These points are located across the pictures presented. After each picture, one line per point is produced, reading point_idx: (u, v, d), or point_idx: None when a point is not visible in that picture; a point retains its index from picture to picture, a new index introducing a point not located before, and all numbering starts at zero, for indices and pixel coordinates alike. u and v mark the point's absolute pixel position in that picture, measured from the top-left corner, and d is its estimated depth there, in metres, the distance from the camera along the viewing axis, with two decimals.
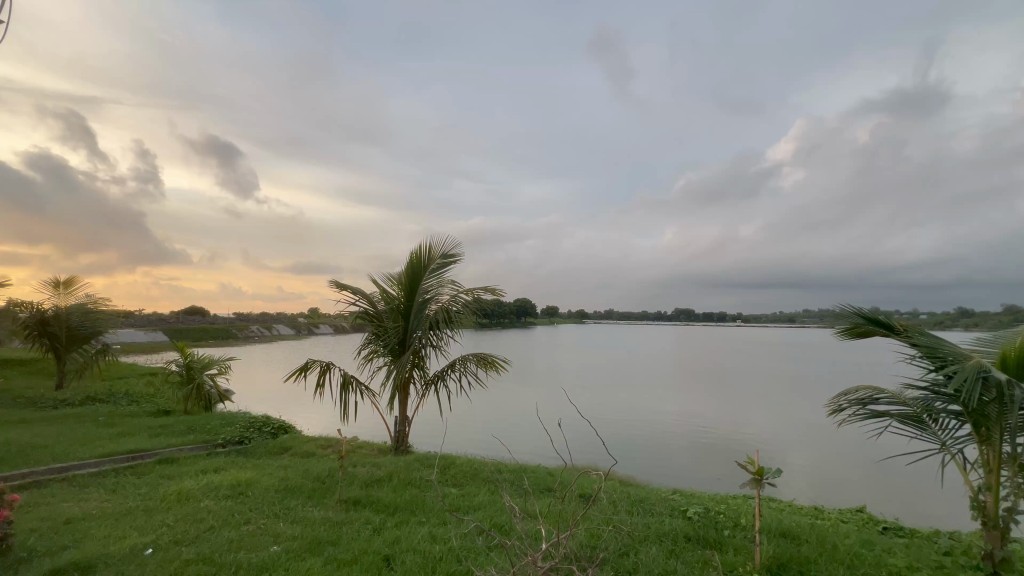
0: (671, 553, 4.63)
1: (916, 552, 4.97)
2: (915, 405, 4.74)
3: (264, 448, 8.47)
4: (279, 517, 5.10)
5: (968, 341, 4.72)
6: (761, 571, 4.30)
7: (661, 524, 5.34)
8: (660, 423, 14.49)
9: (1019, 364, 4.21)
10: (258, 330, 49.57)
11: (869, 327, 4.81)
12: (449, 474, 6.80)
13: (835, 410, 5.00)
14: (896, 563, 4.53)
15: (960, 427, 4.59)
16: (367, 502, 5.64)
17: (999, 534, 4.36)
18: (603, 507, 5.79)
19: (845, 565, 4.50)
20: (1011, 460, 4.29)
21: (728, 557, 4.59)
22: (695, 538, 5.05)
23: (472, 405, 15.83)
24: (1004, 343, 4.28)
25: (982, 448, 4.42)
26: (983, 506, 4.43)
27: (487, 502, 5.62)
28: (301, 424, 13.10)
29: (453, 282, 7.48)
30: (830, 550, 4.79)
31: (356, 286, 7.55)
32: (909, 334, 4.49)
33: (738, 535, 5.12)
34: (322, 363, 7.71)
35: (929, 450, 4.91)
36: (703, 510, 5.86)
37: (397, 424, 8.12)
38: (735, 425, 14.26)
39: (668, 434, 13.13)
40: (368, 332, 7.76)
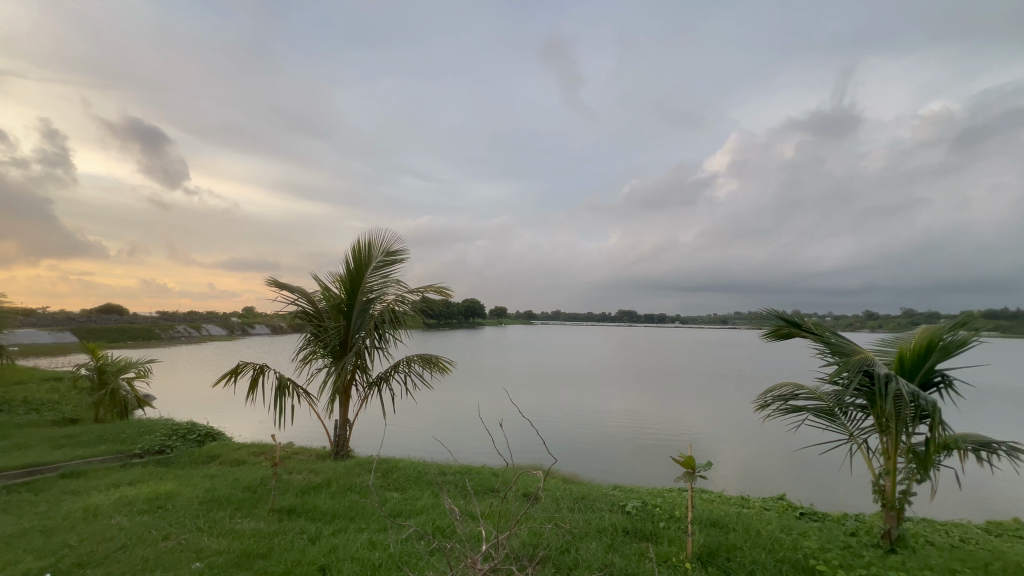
0: (610, 547, 4.77)
1: (828, 534, 5.43)
2: (828, 399, 5.16)
3: (189, 458, 7.86)
4: (204, 530, 4.75)
5: (872, 341, 5.23)
6: (692, 560, 4.52)
7: (601, 520, 5.48)
8: (602, 420, 14.93)
9: (914, 361, 4.71)
10: (184, 330, 46.00)
11: (789, 327, 5.21)
12: (391, 478, 6.63)
13: (760, 406, 5.36)
14: (810, 545, 4.92)
15: (865, 419, 5.07)
16: (303, 511, 5.36)
17: (895, 514, 4.86)
18: (545, 505, 5.88)
19: (766, 549, 4.83)
20: (906, 447, 4.78)
21: (662, 548, 4.80)
22: (632, 531, 5.24)
23: (417, 407, 15.54)
24: (902, 343, 4.78)
25: (882, 437, 4.89)
26: (882, 489, 4.91)
27: (429, 505, 5.53)
28: (232, 430, 12.30)
29: (398, 281, 7.28)
30: (754, 537, 5.12)
31: (294, 285, 7.18)
32: (818, 334, 4.97)
33: (672, 526, 5.37)
34: (255, 365, 7.25)
35: (840, 440, 5.37)
36: (641, 504, 6.09)
37: (338, 428, 7.81)
38: (672, 422, 14.97)
39: (610, 432, 13.55)
40: (307, 333, 7.42)
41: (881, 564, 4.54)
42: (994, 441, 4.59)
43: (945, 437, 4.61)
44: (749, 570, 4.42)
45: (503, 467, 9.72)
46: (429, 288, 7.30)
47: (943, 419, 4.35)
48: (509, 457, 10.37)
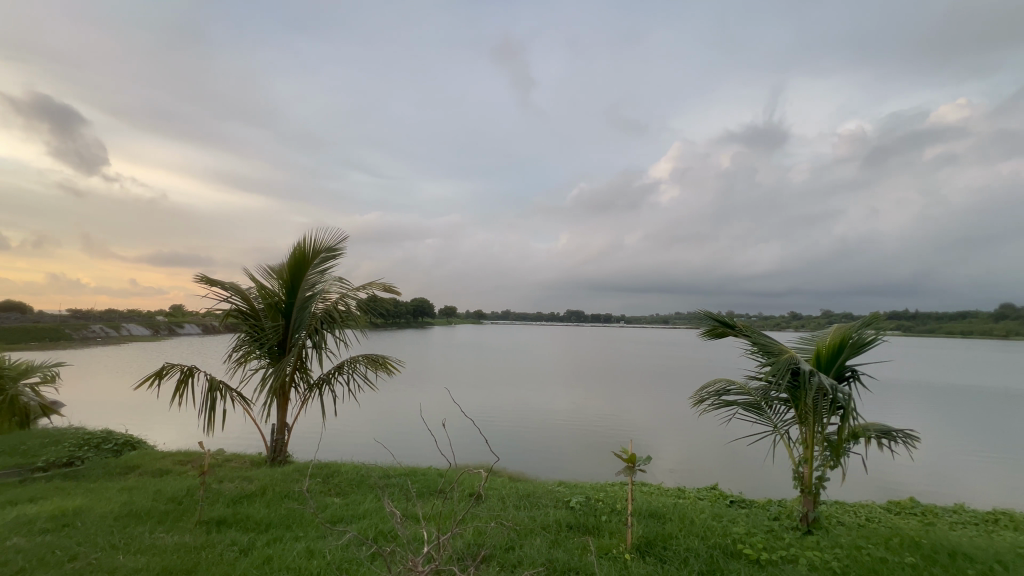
0: (554, 543, 4.87)
1: (754, 519, 5.82)
2: (755, 393, 5.54)
3: (103, 469, 7.17)
4: (119, 548, 4.35)
5: (795, 340, 5.66)
6: (632, 550, 4.70)
7: (547, 517, 5.56)
8: (549, 419, 15.16)
9: (829, 357, 5.15)
10: (101, 330, 41.95)
11: (723, 327, 5.54)
12: (331, 483, 6.39)
13: (697, 401, 5.70)
14: (738, 531, 5.25)
15: (787, 411, 5.47)
16: (234, 522, 5.06)
17: (812, 498, 5.29)
18: (491, 504, 5.90)
19: (699, 536, 5.11)
20: (821, 436, 5.22)
21: (603, 540, 4.95)
22: (576, 526, 5.37)
23: (361, 409, 15.06)
24: (819, 341, 5.21)
25: (801, 428, 5.31)
26: (801, 476, 5.34)
27: (372, 510, 5.39)
28: (154, 437, 11.35)
29: (340, 279, 7.00)
30: (688, 526, 5.40)
31: (228, 281, 6.73)
32: (748, 334, 5.33)
33: (614, 519, 5.55)
34: (182, 367, 6.73)
35: (765, 432, 5.77)
36: (585, 499, 6.25)
37: (275, 433, 7.43)
38: (616, 419, 15.47)
39: (557, 429, 13.80)
40: (241, 333, 6.99)
41: (799, 544, 4.93)
42: (894, 430, 5.11)
43: (854, 427, 5.07)
44: (683, 557, 4.66)
45: (449, 467, 9.64)
46: (374, 285, 7.06)
47: (852, 410, 4.78)
48: (455, 457, 10.30)
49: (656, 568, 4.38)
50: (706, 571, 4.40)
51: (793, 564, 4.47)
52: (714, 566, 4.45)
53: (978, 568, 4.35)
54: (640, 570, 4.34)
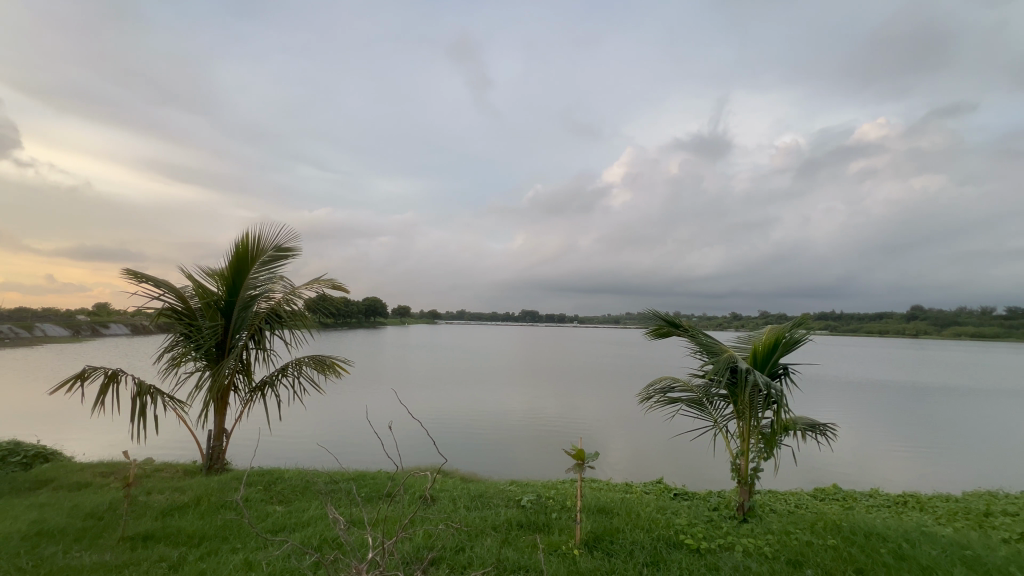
0: (504, 542, 4.89)
1: (695, 511, 6.10)
2: (697, 390, 5.82)
3: (9, 485, 6.47)
4: (25, 572, 3.93)
5: (733, 339, 5.99)
6: (580, 545, 4.80)
7: (497, 516, 5.58)
8: (502, 418, 15.19)
9: (764, 354, 5.47)
10: (9, 330, 37.84)
11: (668, 327, 5.78)
12: (273, 491, 6.09)
13: (643, 398, 5.93)
14: (680, 522, 5.48)
15: (726, 407, 5.77)
16: (162, 536, 4.71)
17: (747, 488, 5.60)
18: (441, 506, 5.84)
19: (643, 529, 5.30)
20: (756, 430, 5.53)
21: (553, 537, 5.02)
22: (526, 524, 5.41)
23: (307, 413, 14.46)
24: (755, 339, 5.53)
25: (738, 422, 5.61)
26: (738, 467, 5.64)
27: (316, 517, 5.19)
28: (72, 448, 10.38)
29: (285, 277, 6.67)
30: (634, 519, 5.59)
31: (160, 278, 6.27)
32: (691, 332, 5.59)
33: (563, 516, 5.65)
34: (106, 370, 6.20)
35: (707, 426, 6.05)
36: (535, 497, 6.31)
37: (212, 439, 6.99)
38: (568, 417, 15.74)
39: (510, 429, 13.87)
40: (175, 333, 6.54)
41: (735, 532, 5.22)
42: (819, 423, 5.51)
43: (784, 421, 5.42)
44: (629, 550, 4.81)
45: (398, 470, 9.45)
46: (321, 283, 6.78)
47: (783, 405, 5.12)
48: (403, 460, 10.13)
49: (603, 563, 4.49)
50: (650, 562, 4.56)
51: (730, 551, 4.72)
52: (657, 557, 4.62)
53: (889, 546, 4.77)
54: (588, 564, 4.44)
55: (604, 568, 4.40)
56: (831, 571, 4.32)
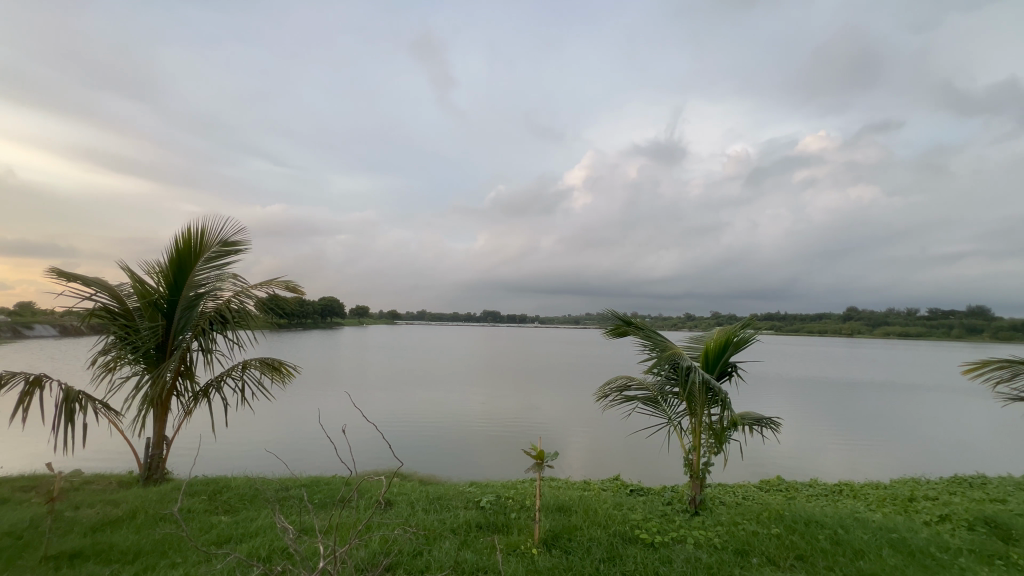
0: (462, 544, 4.84)
1: (650, 506, 6.28)
2: (652, 388, 5.99)
3: None
4: None
5: (685, 339, 6.20)
6: (539, 544, 4.83)
7: (456, 518, 5.53)
8: (462, 420, 15.07)
9: (716, 353, 5.69)
10: None
11: (624, 327, 5.92)
12: (218, 501, 5.77)
13: (601, 397, 6.07)
14: (636, 517, 5.62)
15: (679, 404, 5.95)
16: (91, 554, 4.36)
17: (699, 482, 5.82)
18: (399, 510, 5.74)
19: (601, 526, 5.39)
20: (707, 426, 5.73)
21: (511, 537, 5.02)
22: (485, 525, 5.39)
23: (256, 418, 13.80)
24: (707, 339, 5.74)
25: (690, 418, 5.80)
26: (691, 462, 5.84)
27: (265, 526, 4.96)
28: None
29: (236, 276, 6.29)
30: (592, 516, 5.68)
31: (92, 276, 5.80)
32: (645, 332, 5.76)
33: (523, 516, 5.66)
34: (27, 375, 5.66)
35: (662, 423, 6.23)
36: (495, 498, 6.29)
37: (150, 448, 6.54)
38: (528, 417, 15.81)
39: (470, 430, 13.77)
40: (109, 335, 6.07)
41: (688, 525, 5.41)
42: (764, 417, 5.79)
43: (733, 416, 5.64)
44: (586, 547, 4.87)
45: (353, 475, 9.19)
46: (275, 283, 6.45)
47: (729, 401, 5.33)
48: (358, 465, 9.85)
49: (560, 560, 4.54)
50: (606, 557, 4.64)
51: (682, 544, 4.89)
52: (613, 553, 4.72)
53: (826, 532, 5.09)
54: (546, 563, 4.47)
55: (562, 566, 4.44)
56: (774, 559, 4.56)
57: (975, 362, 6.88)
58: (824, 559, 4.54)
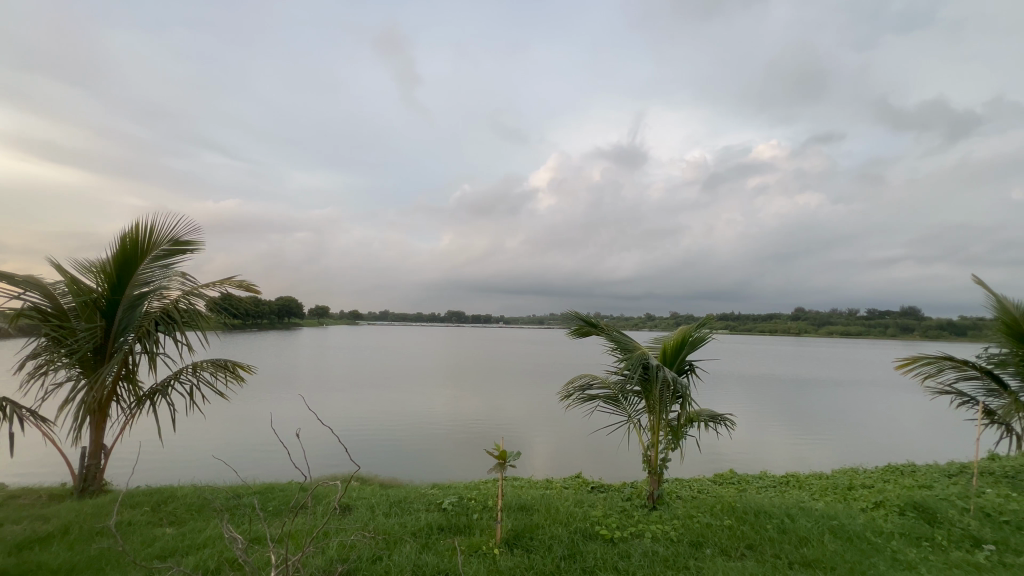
0: (423, 547, 4.80)
1: (611, 502, 6.41)
2: (613, 387, 6.12)
3: None
4: None
5: (645, 339, 6.36)
6: (500, 544, 4.84)
7: (417, 521, 5.45)
8: (426, 421, 14.91)
9: (673, 352, 5.89)
10: None
11: (588, 327, 6.02)
12: (162, 512, 5.45)
13: (564, 396, 6.14)
14: (596, 514, 5.73)
15: (639, 402, 6.10)
16: (16, 574, 4.02)
17: (657, 477, 5.98)
18: (359, 514, 5.62)
19: (562, 524, 5.45)
20: (665, 423, 5.91)
21: (473, 538, 5.01)
22: (447, 526, 5.35)
23: (206, 424, 13.14)
24: (666, 338, 5.93)
25: (650, 416, 5.97)
26: (649, 459, 6.00)
27: (214, 537, 4.74)
28: None
29: (185, 275, 5.95)
30: (553, 514, 5.73)
31: (22, 275, 5.38)
32: (609, 331, 5.88)
33: (485, 516, 5.65)
34: None
35: (622, 421, 6.37)
36: (457, 499, 6.26)
37: (86, 458, 6.11)
38: (492, 417, 15.81)
39: (434, 431, 13.64)
40: (41, 338, 5.64)
41: (646, 519, 5.57)
42: (718, 414, 6.04)
43: (690, 413, 5.86)
44: (548, 545, 4.92)
45: (308, 481, 8.90)
46: (227, 283, 6.06)
47: (690, 399, 5.53)
48: (315, 470, 9.55)
49: (522, 559, 4.56)
50: (567, 555, 4.70)
51: (640, 538, 5.02)
52: (574, 549, 4.78)
53: (774, 522, 5.35)
54: (507, 562, 4.48)
55: (523, 565, 4.46)
56: (726, 549, 4.75)
57: (907, 358, 7.39)
58: (772, 547, 4.77)
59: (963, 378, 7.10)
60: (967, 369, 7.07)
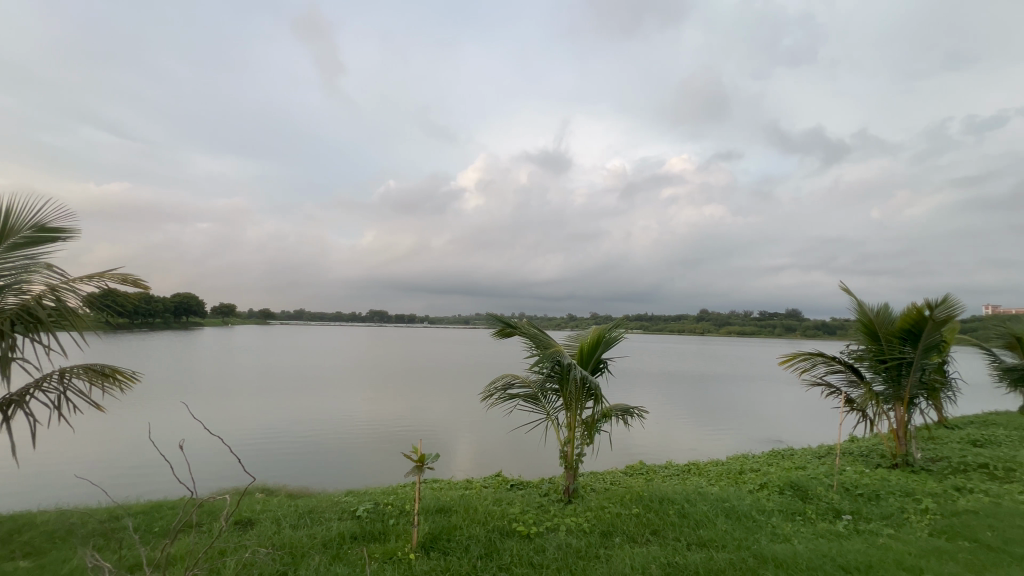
0: (333, 558, 4.57)
1: (529, 499, 6.54)
2: (533, 386, 6.27)
3: None
4: None
5: (563, 338, 6.58)
6: (417, 549, 4.74)
7: (328, 532, 5.17)
8: (341, 425, 14.23)
9: (589, 351, 6.16)
10: None
11: (509, 327, 6.10)
12: (15, 543, 4.67)
13: (485, 396, 6.16)
14: (513, 511, 5.81)
15: (556, 399, 6.28)
16: None
17: (572, 471, 6.22)
18: (263, 528, 5.24)
19: (481, 523, 5.45)
20: (580, 419, 6.16)
21: (387, 545, 4.85)
22: (361, 535, 5.14)
23: (76, 438, 11.48)
24: (582, 338, 6.19)
25: (566, 413, 6.18)
26: (565, 454, 6.19)
27: (84, 568, 4.16)
28: None
29: (51, 266, 5.11)
30: (472, 515, 5.73)
31: None
32: (529, 331, 6.01)
33: (401, 521, 5.51)
34: None
35: (541, 419, 6.52)
36: (373, 506, 6.02)
37: None
38: (413, 419, 15.48)
39: (351, 436, 13.06)
40: None
41: (562, 513, 5.76)
42: (631, 408, 6.40)
43: (603, 409, 6.17)
44: (465, 545, 4.90)
45: (197, 498, 8.09)
46: (108, 276, 4.98)
47: (601, 395, 5.83)
48: (201, 486, 8.69)
49: (438, 563, 4.50)
50: (484, 554, 4.72)
51: (555, 532, 5.19)
52: (491, 548, 4.82)
53: (676, 507, 5.78)
54: (423, 567, 4.41)
55: (439, 567, 4.42)
56: (634, 536, 5.06)
57: (789, 355, 8.29)
58: (673, 531, 5.16)
59: (830, 372, 8.17)
60: (834, 364, 8.14)
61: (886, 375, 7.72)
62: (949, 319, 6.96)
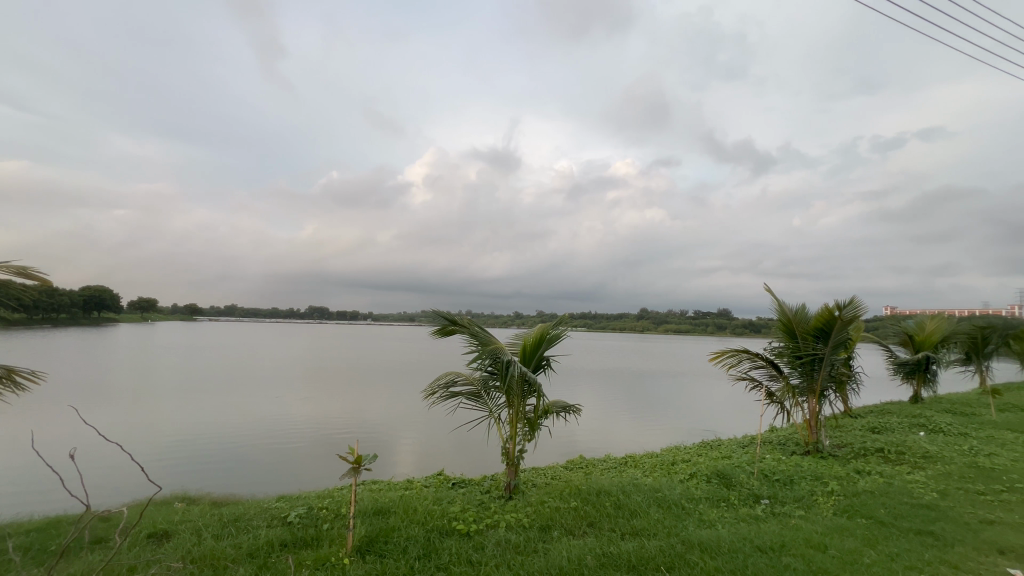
0: (260, 568, 4.32)
1: (470, 496, 6.51)
2: (476, 384, 6.25)
3: None
4: None
5: (506, 337, 6.59)
6: (351, 553, 4.58)
7: (255, 540, 4.88)
8: (273, 428, 13.49)
9: (532, 348, 6.22)
10: None
11: (451, 325, 6.04)
12: None
13: (427, 394, 6.08)
14: (454, 510, 5.75)
15: (499, 397, 6.29)
16: None
17: (513, 468, 6.25)
18: (182, 539, 4.88)
19: (420, 524, 5.36)
20: (522, 416, 6.20)
21: (320, 551, 4.65)
22: (291, 541, 4.90)
23: None
24: (525, 336, 6.24)
25: (509, 410, 6.20)
26: (507, 451, 6.21)
27: None
28: None
29: None
30: (411, 515, 5.61)
31: None
32: (471, 328, 5.97)
33: (336, 525, 5.30)
34: None
35: (484, 417, 6.51)
36: (305, 510, 5.75)
37: None
38: (351, 420, 14.94)
39: (283, 439, 12.39)
40: None
41: (502, 510, 5.78)
42: (571, 405, 6.53)
43: (545, 405, 6.25)
44: (403, 547, 4.81)
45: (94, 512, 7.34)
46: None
47: (541, 391, 5.90)
48: (97, 501, 7.89)
49: (374, 566, 4.38)
50: (422, 554, 4.66)
51: (495, 528, 5.20)
52: (430, 548, 4.76)
53: (612, 499, 5.98)
54: (358, 571, 4.27)
55: (375, 571, 4.30)
56: (571, 529, 5.18)
57: (718, 352, 8.80)
58: (608, 522, 5.33)
59: (754, 368, 8.77)
60: (757, 360, 8.75)
61: (801, 370, 8.40)
62: (854, 319, 7.71)
